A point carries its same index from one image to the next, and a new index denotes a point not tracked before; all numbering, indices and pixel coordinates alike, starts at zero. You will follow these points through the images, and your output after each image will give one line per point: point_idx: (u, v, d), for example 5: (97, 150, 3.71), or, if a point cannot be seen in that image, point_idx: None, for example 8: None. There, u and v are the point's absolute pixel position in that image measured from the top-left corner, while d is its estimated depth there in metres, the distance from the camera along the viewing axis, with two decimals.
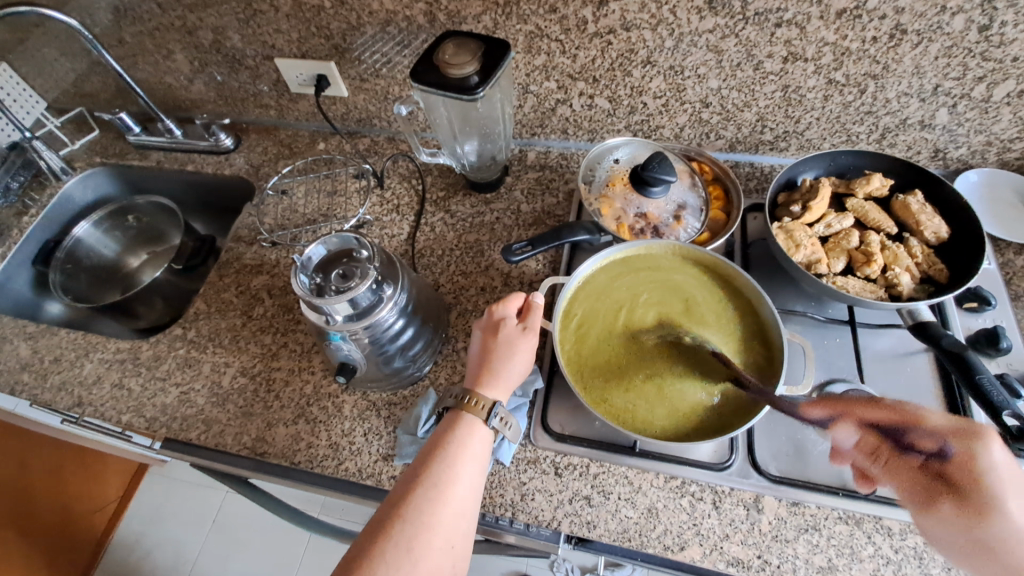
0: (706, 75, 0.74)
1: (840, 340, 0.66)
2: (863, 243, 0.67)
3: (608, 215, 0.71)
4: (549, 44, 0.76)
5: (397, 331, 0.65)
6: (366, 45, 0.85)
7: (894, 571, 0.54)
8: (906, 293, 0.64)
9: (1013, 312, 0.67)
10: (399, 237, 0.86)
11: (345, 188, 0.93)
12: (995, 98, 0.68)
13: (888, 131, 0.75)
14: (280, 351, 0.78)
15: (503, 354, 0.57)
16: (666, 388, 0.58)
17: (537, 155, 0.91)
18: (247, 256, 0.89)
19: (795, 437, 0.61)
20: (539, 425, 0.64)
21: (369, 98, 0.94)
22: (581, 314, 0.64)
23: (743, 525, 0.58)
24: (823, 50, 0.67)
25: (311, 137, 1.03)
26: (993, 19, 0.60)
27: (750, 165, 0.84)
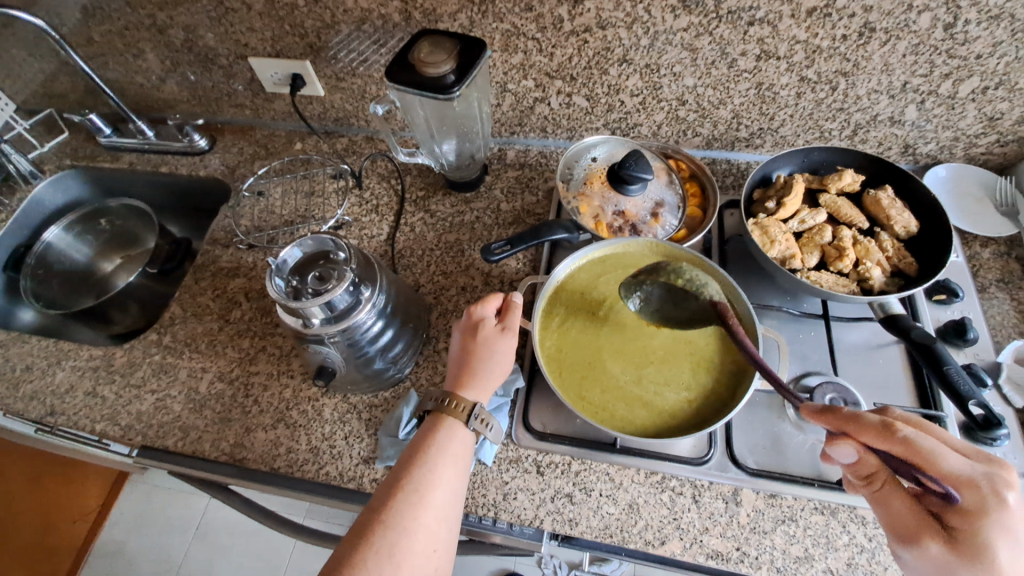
0: (682, 73, 0.75)
1: (814, 333, 0.68)
2: (836, 238, 0.68)
3: (586, 213, 0.71)
4: (526, 42, 0.76)
5: (377, 333, 0.65)
6: (342, 44, 0.84)
7: (868, 559, 0.55)
8: (878, 287, 0.65)
9: (980, 304, 0.68)
10: (379, 237, 0.85)
11: (322, 189, 0.92)
12: (961, 94, 0.69)
13: (861, 127, 0.76)
14: (258, 355, 0.77)
15: (481, 355, 0.57)
16: (644, 387, 0.58)
17: (517, 154, 0.91)
18: (223, 259, 0.87)
19: (772, 430, 0.62)
20: (521, 424, 0.64)
21: (346, 96, 0.93)
22: (563, 311, 0.63)
23: (722, 518, 0.59)
24: (795, 48, 0.68)
25: (288, 137, 1.02)
26: (958, 17, 0.61)
27: (727, 162, 0.85)
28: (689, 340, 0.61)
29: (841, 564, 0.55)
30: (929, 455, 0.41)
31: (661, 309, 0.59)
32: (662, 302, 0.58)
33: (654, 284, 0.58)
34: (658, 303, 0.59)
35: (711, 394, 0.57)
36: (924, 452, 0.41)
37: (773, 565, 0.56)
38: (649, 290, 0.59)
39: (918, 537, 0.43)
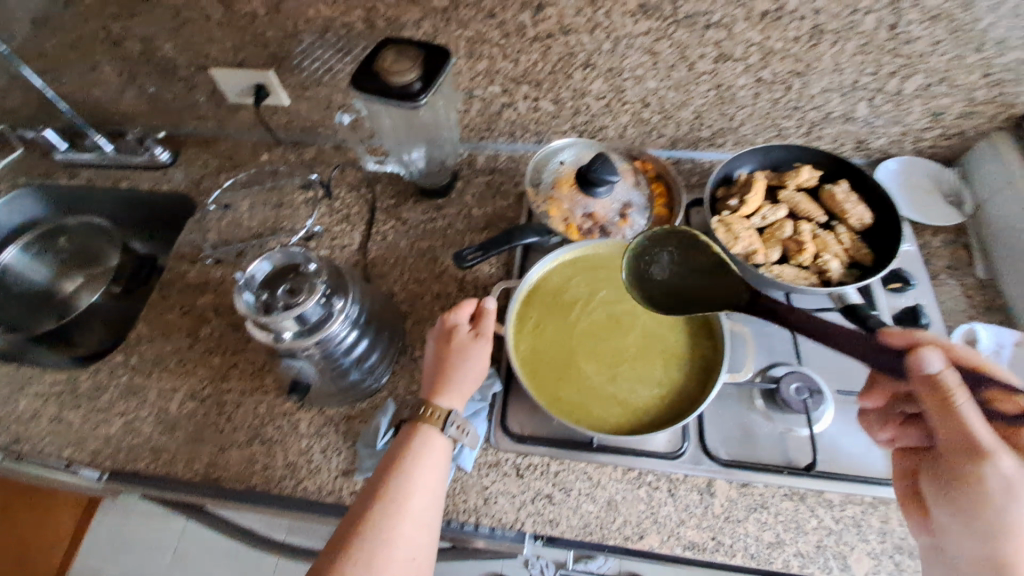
0: (644, 77, 0.77)
1: (779, 326, 0.70)
2: (796, 232, 0.71)
3: (556, 216, 0.72)
4: (490, 49, 0.76)
5: (351, 344, 0.66)
6: (306, 53, 0.83)
7: (836, 540, 0.58)
8: (836, 278, 0.68)
9: (933, 292, 0.71)
10: (351, 247, 0.84)
11: (291, 200, 0.91)
12: (907, 91, 0.72)
13: (816, 125, 0.79)
14: (230, 372, 0.75)
15: (454, 362, 0.57)
16: (618, 384, 0.59)
17: (486, 159, 0.92)
18: (190, 275, 0.85)
19: (742, 421, 0.64)
20: (499, 428, 0.65)
21: (312, 106, 0.92)
22: (536, 314, 0.64)
23: (697, 510, 0.60)
24: (750, 50, 0.71)
25: (253, 148, 1.00)
26: (900, 18, 0.64)
27: (691, 162, 0.87)
28: (660, 337, 0.62)
29: (810, 547, 0.58)
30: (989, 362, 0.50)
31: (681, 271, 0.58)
32: (676, 266, 0.58)
33: (667, 249, 0.59)
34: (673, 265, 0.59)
35: (683, 390, 0.58)
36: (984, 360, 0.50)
37: (747, 552, 0.58)
38: (662, 257, 0.59)
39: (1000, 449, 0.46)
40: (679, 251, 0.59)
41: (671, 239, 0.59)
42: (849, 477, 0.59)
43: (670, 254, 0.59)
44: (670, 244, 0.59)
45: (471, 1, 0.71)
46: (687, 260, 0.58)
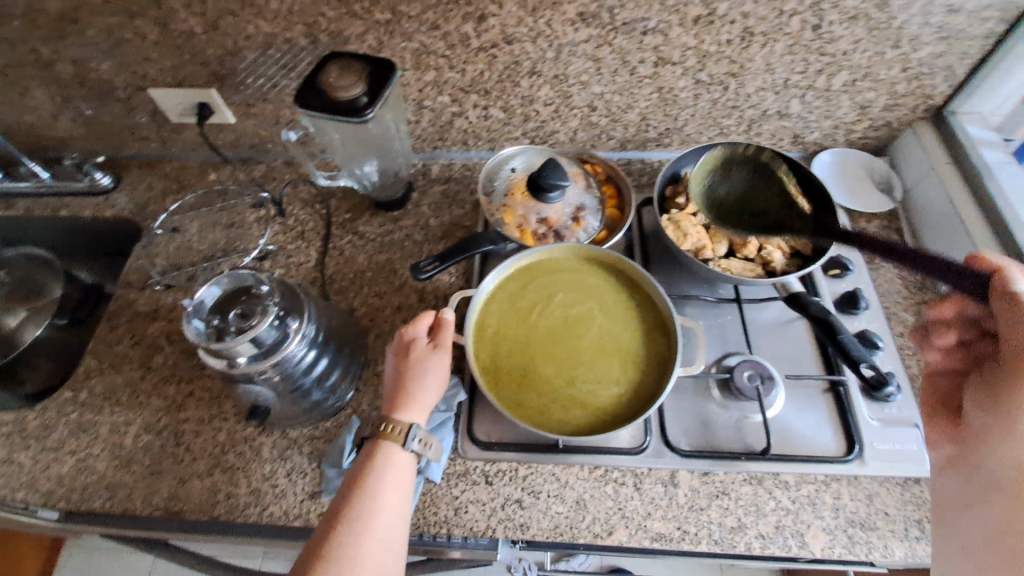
0: (589, 82, 0.78)
1: (730, 317, 0.73)
2: (741, 226, 0.74)
3: (511, 223, 0.73)
4: (437, 60, 0.77)
5: (311, 363, 0.65)
6: (248, 69, 0.81)
7: (793, 519, 0.60)
8: (780, 268, 0.71)
9: (869, 275, 0.75)
10: (307, 264, 0.83)
11: (243, 219, 0.89)
12: (835, 87, 0.76)
13: (754, 122, 0.83)
14: (187, 401, 0.73)
15: (414, 375, 0.57)
16: (578, 385, 0.60)
17: (441, 168, 0.92)
18: (139, 303, 0.82)
19: (700, 412, 0.66)
20: (465, 437, 0.65)
21: (259, 122, 0.90)
22: (495, 322, 0.64)
23: (662, 502, 0.62)
24: (687, 54, 0.73)
25: (200, 168, 0.97)
26: (823, 19, 0.68)
27: (640, 162, 0.90)
28: (617, 337, 0.63)
29: (770, 528, 0.60)
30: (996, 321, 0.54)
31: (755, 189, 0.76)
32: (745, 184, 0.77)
33: (738, 171, 0.77)
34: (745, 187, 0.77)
35: (641, 388, 0.60)
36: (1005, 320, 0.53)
37: (711, 538, 0.60)
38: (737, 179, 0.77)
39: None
40: (743, 176, 0.77)
41: (744, 165, 0.77)
42: (802, 458, 0.62)
43: (735, 178, 0.77)
44: (739, 168, 0.77)
45: (414, 14, 0.71)
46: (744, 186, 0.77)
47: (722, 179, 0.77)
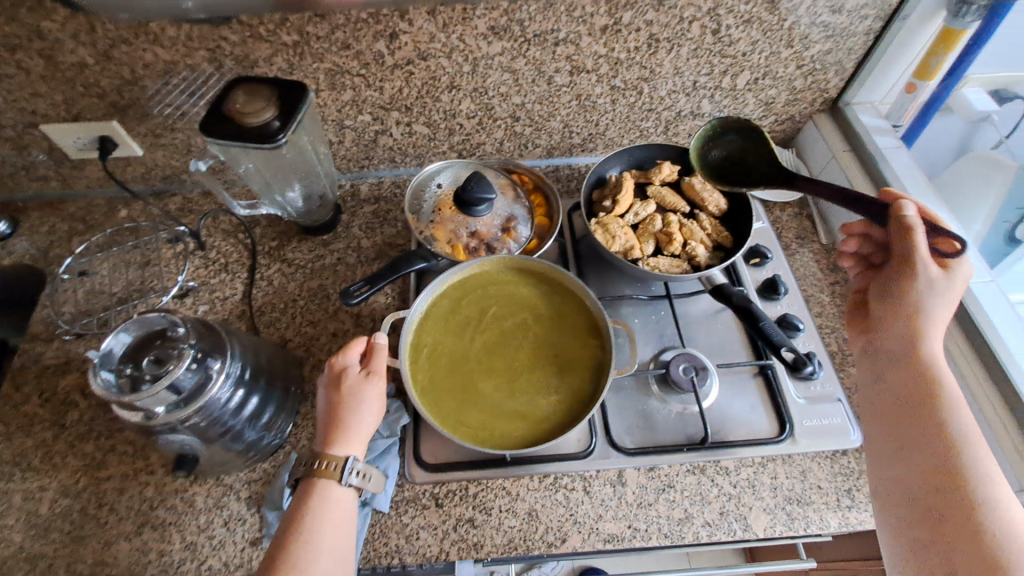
0: (508, 93, 0.79)
1: (662, 313, 0.75)
2: (665, 224, 0.76)
3: (441, 239, 0.72)
4: (352, 79, 0.75)
5: (239, 403, 0.61)
6: (151, 99, 0.77)
7: (736, 503, 0.63)
8: (704, 262, 0.73)
9: (787, 261, 0.80)
10: (233, 298, 0.79)
11: (159, 256, 0.84)
12: (740, 86, 0.80)
13: (671, 122, 0.86)
14: (108, 457, 0.68)
15: (347, 406, 0.55)
16: (519, 397, 0.60)
17: (370, 188, 0.90)
18: (48, 356, 0.76)
19: (642, 408, 0.68)
20: (412, 461, 0.64)
21: (169, 153, 0.85)
22: (430, 343, 0.63)
23: (612, 502, 0.63)
24: (599, 61, 0.75)
25: (109, 205, 0.90)
26: (720, 23, 0.71)
27: (568, 167, 0.91)
28: (556, 346, 0.64)
29: (715, 514, 0.62)
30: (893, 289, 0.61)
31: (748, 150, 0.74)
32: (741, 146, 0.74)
33: (732, 133, 0.75)
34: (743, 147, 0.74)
35: (580, 394, 0.60)
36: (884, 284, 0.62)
37: (661, 533, 0.61)
38: (729, 140, 0.75)
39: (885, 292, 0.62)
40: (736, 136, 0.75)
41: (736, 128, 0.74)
42: (739, 442, 0.65)
43: (729, 139, 0.75)
44: (733, 130, 0.75)
45: (322, 34, 0.70)
46: (745, 147, 0.74)
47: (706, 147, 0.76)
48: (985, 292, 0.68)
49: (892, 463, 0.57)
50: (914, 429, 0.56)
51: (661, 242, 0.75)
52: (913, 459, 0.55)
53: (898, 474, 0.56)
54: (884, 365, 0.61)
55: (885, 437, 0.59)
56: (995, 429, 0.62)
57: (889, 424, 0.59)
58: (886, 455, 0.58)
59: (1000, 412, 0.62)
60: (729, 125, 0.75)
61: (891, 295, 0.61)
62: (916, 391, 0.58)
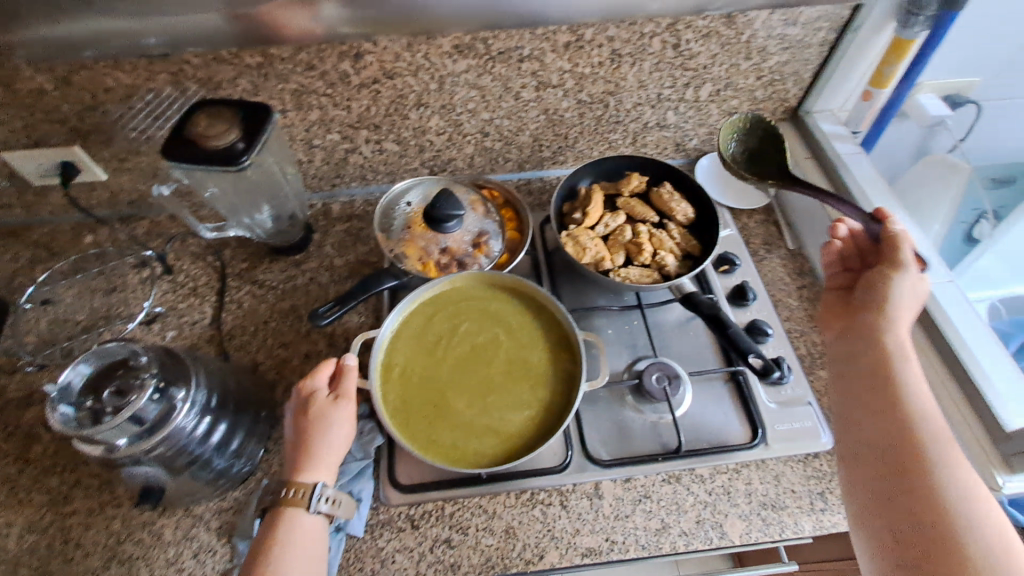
0: (476, 109, 0.80)
1: (635, 322, 0.75)
2: (635, 235, 0.77)
3: (412, 256, 0.72)
4: (319, 99, 0.75)
5: (206, 431, 0.60)
6: (114, 124, 0.76)
7: (712, 511, 0.63)
8: (674, 271, 0.74)
9: (756, 267, 0.81)
10: (202, 322, 0.78)
11: (126, 282, 0.82)
12: (703, 98, 0.82)
13: (638, 134, 0.87)
14: (73, 491, 0.66)
15: (315, 431, 0.54)
16: (491, 414, 0.60)
17: (342, 206, 0.89)
18: (9, 389, 0.74)
19: (617, 419, 0.68)
20: (387, 482, 0.63)
21: (135, 177, 0.84)
22: (402, 362, 0.63)
23: (589, 515, 0.63)
24: (564, 76, 0.76)
25: (73, 231, 0.89)
26: (680, 38, 0.73)
27: (540, 181, 0.92)
28: (528, 360, 0.64)
29: (691, 523, 0.62)
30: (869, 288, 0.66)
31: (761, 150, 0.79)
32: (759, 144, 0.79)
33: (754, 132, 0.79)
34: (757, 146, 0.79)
35: (550, 407, 0.60)
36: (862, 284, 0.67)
37: (638, 544, 0.61)
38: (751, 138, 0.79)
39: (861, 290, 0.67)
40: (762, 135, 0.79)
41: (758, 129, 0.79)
42: (713, 449, 0.65)
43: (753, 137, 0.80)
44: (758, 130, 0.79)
45: (286, 56, 0.69)
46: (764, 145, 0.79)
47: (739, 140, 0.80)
48: (946, 292, 0.70)
49: (866, 437, 0.58)
50: (891, 397, 0.58)
51: (631, 252, 0.76)
52: (889, 424, 0.57)
53: (873, 438, 0.57)
54: (854, 356, 0.63)
55: (861, 404, 0.60)
56: (959, 426, 0.62)
57: (860, 407, 0.60)
58: (859, 421, 0.59)
59: (963, 409, 0.63)
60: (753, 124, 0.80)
61: (869, 290, 0.65)
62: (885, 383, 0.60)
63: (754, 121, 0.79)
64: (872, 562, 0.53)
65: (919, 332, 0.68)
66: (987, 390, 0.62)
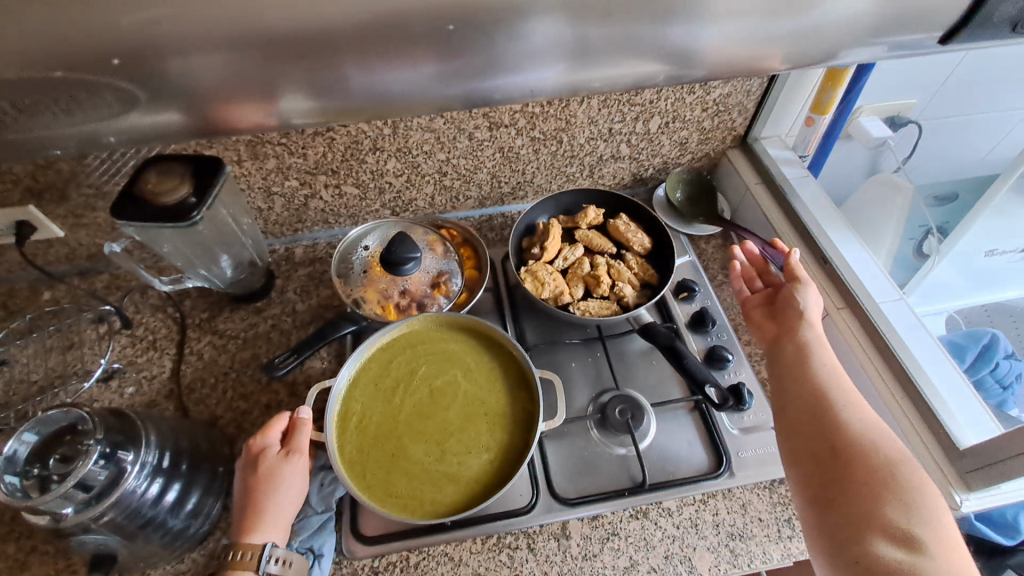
0: (432, 151, 0.81)
1: (598, 354, 0.76)
2: (593, 267, 0.78)
3: (372, 300, 0.72)
4: (274, 148, 0.76)
5: (159, 492, 0.58)
6: (67, 183, 0.75)
7: (681, 545, 0.62)
8: (632, 301, 0.75)
9: (715, 293, 0.82)
10: (162, 376, 0.77)
11: (83, 338, 0.81)
12: (653, 130, 0.84)
13: (594, 167, 0.89)
14: (22, 562, 0.63)
15: (265, 490, 0.55)
16: (447, 456, 0.60)
17: (305, 250, 0.90)
18: None
19: (583, 455, 0.67)
20: (350, 534, 0.62)
21: (93, 232, 0.83)
22: (359, 411, 0.62)
23: (557, 557, 0.62)
24: (516, 116, 0.78)
25: (30, 289, 0.87)
26: None
27: (501, 216, 0.93)
28: (485, 402, 0.64)
29: (660, 560, 0.61)
30: (785, 306, 0.71)
31: (695, 200, 0.92)
32: (694, 196, 0.92)
33: (692, 185, 0.93)
34: (693, 197, 0.92)
35: (508, 448, 0.60)
36: (781, 304, 0.72)
37: None
38: (690, 187, 0.92)
39: (782, 312, 0.71)
40: (698, 188, 0.93)
41: (695, 184, 0.93)
42: (678, 481, 0.65)
43: (691, 188, 0.93)
44: (695, 184, 0.93)
45: None
46: (698, 198, 0.92)
47: (680, 188, 0.92)
48: (896, 311, 0.72)
49: (804, 441, 0.60)
50: (822, 390, 0.62)
51: (591, 285, 0.77)
52: (811, 370, 0.64)
53: (811, 438, 0.59)
54: (787, 369, 0.66)
55: (788, 386, 0.65)
56: (917, 447, 0.63)
57: (796, 415, 0.62)
58: (784, 389, 0.65)
59: (919, 428, 0.64)
60: (691, 180, 0.93)
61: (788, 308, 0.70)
62: (818, 389, 0.62)
63: (694, 178, 0.93)
64: (807, 510, 0.57)
65: (872, 353, 0.69)
66: (941, 411, 0.63)
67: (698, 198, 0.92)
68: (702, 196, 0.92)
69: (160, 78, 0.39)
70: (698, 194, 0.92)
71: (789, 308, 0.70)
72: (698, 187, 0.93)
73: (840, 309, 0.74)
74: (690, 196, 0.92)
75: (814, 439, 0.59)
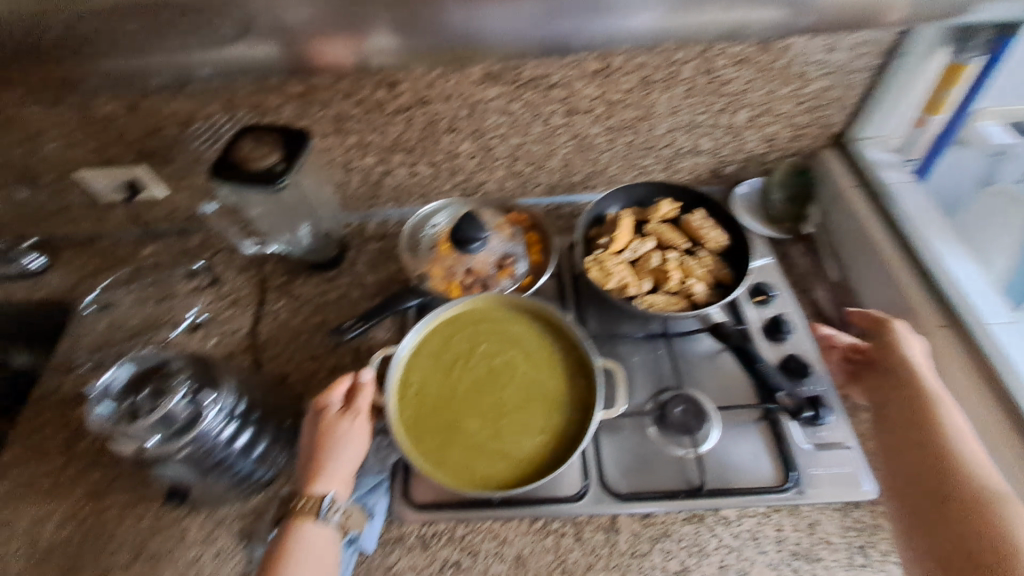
0: (506, 135, 0.81)
1: (661, 351, 0.73)
2: (663, 262, 0.75)
3: (438, 276, 0.74)
4: (357, 125, 0.79)
5: (231, 436, 0.62)
6: (172, 147, 0.82)
7: (737, 556, 0.59)
8: (702, 300, 0.72)
9: (793, 298, 0.77)
10: (240, 332, 0.82)
11: (175, 291, 0.88)
12: (739, 123, 0.80)
13: (671, 159, 0.86)
14: (110, 486, 0.70)
15: (327, 446, 0.57)
16: (503, 438, 0.59)
17: (376, 226, 0.93)
18: (66, 386, 0.79)
19: (639, 450, 0.65)
20: (401, 498, 0.63)
21: (190, 196, 0.90)
22: (418, 379, 0.63)
23: (604, 550, 0.60)
24: (594, 103, 0.77)
25: (133, 244, 0.95)
26: (712, 65, 0.72)
27: (570, 206, 0.92)
28: (543, 386, 0.63)
29: (713, 568, 0.58)
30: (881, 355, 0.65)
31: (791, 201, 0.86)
32: (789, 196, 0.86)
33: (792, 182, 0.86)
34: (790, 197, 0.86)
35: (563, 434, 0.59)
36: (877, 353, 0.66)
37: None
38: (788, 185, 0.86)
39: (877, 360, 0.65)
40: (798, 186, 0.86)
41: (797, 180, 0.86)
42: (740, 489, 0.61)
43: (789, 184, 0.86)
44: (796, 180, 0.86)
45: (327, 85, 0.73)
46: (793, 197, 0.86)
47: (778, 184, 0.86)
48: (1010, 334, 0.64)
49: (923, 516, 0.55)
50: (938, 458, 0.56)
51: (659, 279, 0.74)
52: (924, 433, 0.58)
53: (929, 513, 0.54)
54: (894, 428, 0.60)
55: (899, 448, 0.59)
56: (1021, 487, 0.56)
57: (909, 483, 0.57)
58: (897, 451, 0.59)
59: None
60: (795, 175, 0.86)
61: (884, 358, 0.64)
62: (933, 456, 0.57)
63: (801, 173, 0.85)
64: None
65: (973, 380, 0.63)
66: None
67: (793, 198, 0.86)
68: (798, 194, 0.86)
69: (278, 34, 0.66)
70: (795, 193, 0.86)
71: (889, 356, 0.64)
72: (799, 185, 0.86)
73: (942, 327, 0.67)
74: (785, 194, 0.86)
75: (933, 514, 0.54)
